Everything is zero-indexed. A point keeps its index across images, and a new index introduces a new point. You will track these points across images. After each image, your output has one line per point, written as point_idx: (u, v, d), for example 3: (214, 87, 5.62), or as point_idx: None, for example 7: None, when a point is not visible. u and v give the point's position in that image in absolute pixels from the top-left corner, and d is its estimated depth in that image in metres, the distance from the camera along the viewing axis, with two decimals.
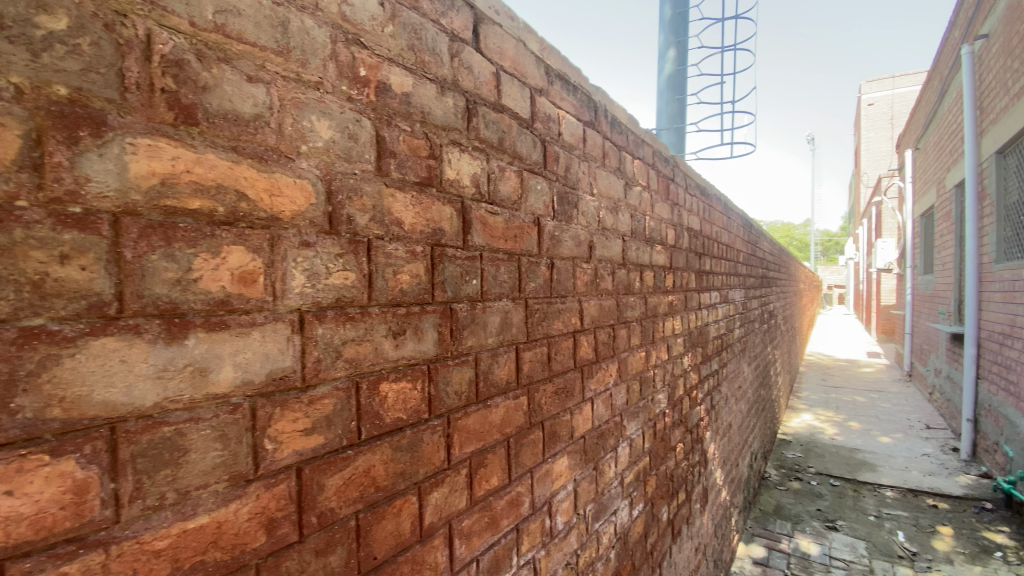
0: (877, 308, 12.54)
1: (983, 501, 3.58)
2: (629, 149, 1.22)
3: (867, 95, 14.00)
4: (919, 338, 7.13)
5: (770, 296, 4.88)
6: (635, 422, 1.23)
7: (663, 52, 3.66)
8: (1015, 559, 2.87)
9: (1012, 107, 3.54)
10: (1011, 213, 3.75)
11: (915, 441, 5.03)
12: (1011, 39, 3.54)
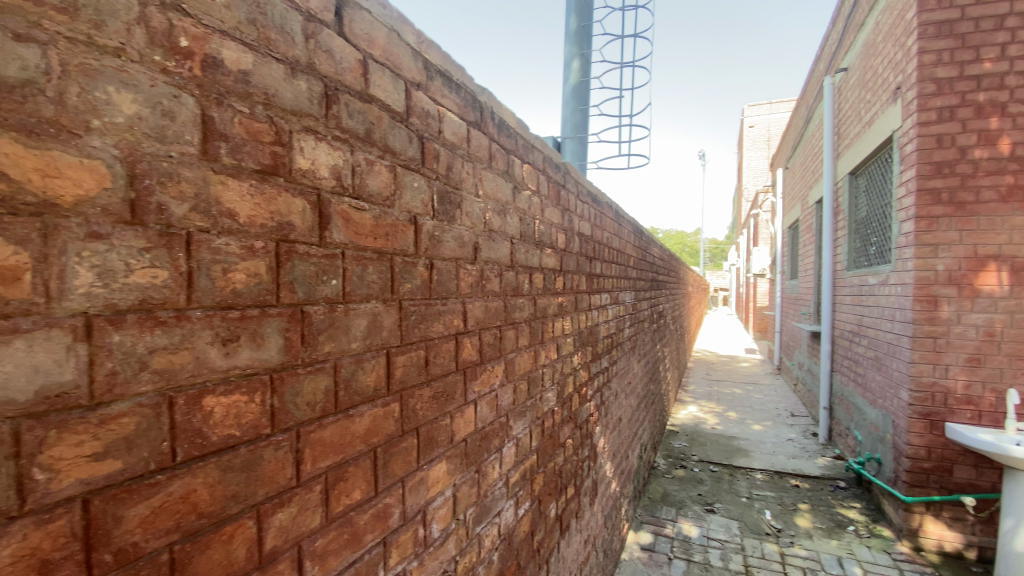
0: (753, 309, 13.98)
1: (838, 480, 4.14)
2: (518, 153, 1.23)
3: (749, 117, 15.49)
4: (786, 336, 8.04)
5: (660, 298, 5.24)
6: (521, 422, 1.24)
7: (568, 62, 3.77)
8: (865, 532, 3.31)
9: (864, 134, 4.12)
10: (861, 227, 4.36)
11: (780, 427, 5.67)
12: (865, 75, 4.11)
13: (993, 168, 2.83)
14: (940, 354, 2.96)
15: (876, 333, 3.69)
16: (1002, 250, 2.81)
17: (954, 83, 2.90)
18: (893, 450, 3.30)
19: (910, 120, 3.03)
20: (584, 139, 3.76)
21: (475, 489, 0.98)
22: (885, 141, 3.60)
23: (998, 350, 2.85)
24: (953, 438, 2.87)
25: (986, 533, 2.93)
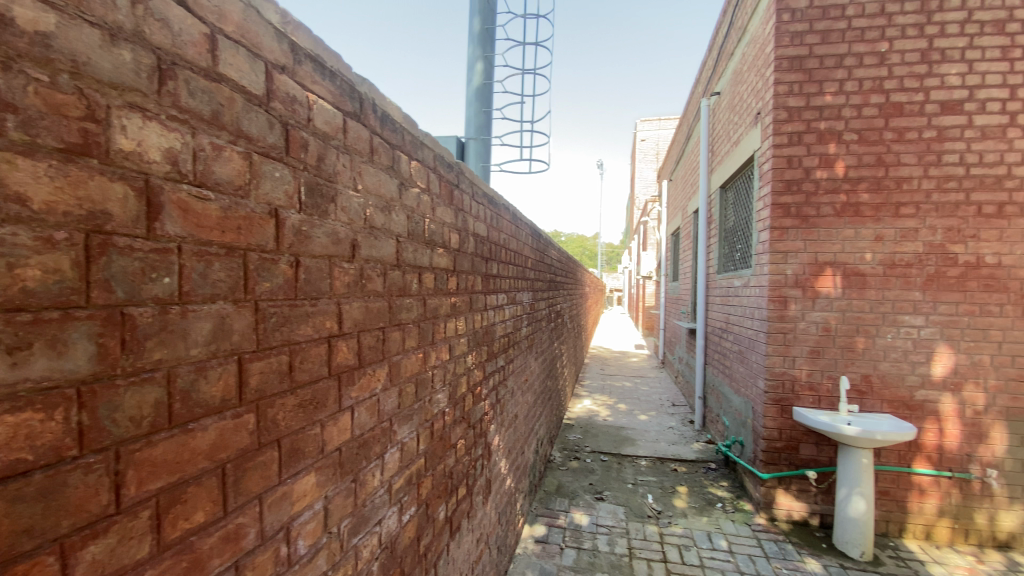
0: (643, 309, 15.02)
1: (709, 461, 4.59)
2: (405, 150, 1.19)
3: (641, 131, 16.60)
4: (670, 333, 8.74)
5: (558, 298, 5.44)
6: (407, 425, 1.21)
7: (472, 64, 3.78)
8: (730, 507, 3.70)
9: (732, 152, 4.61)
10: (729, 236, 4.88)
11: (663, 417, 6.15)
12: (734, 99, 4.60)
13: (830, 188, 3.30)
14: (789, 347, 3.40)
15: (740, 330, 4.14)
16: (837, 257, 3.30)
17: (802, 111, 3.34)
18: (753, 432, 3.73)
19: (768, 142, 3.44)
20: (487, 140, 3.77)
21: (352, 498, 0.94)
22: (748, 160, 4.07)
23: (832, 342, 3.34)
24: (801, 420, 3.25)
25: (825, 500, 3.42)
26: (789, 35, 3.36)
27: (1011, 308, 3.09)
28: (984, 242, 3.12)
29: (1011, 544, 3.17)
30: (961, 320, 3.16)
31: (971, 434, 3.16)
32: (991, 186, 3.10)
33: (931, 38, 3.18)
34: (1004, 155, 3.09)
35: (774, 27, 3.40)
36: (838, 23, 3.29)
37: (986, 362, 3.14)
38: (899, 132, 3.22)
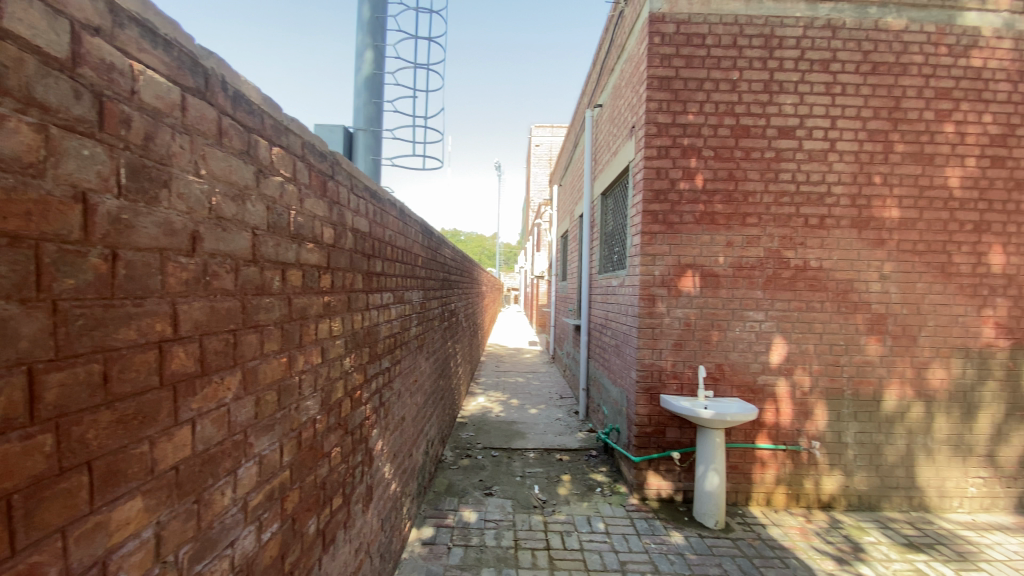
0: (537, 307, 15.51)
1: (590, 449, 4.88)
2: (264, 134, 1.10)
3: (536, 136, 17.11)
4: (559, 330, 9.13)
5: (451, 296, 5.41)
6: (267, 436, 1.12)
7: (360, 52, 3.59)
8: (607, 491, 3.96)
9: (612, 161, 4.95)
10: (609, 239, 5.23)
11: (551, 409, 6.41)
12: (613, 112, 4.94)
13: (691, 198, 3.68)
14: (657, 340, 3.73)
15: (618, 326, 4.45)
16: (696, 260, 3.69)
17: (669, 127, 3.68)
18: (627, 420, 4.03)
19: (641, 153, 3.74)
20: (377, 133, 3.61)
21: (194, 521, 0.84)
22: (624, 170, 4.39)
23: (692, 335, 3.72)
24: (666, 407, 3.58)
25: (687, 478, 3.80)
26: (659, 57, 3.68)
27: (829, 304, 3.68)
28: (810, 249, 3.68)
29: (832, 504, 3.77)
30: (792, 315, 3.70)
31: (800, 411, 3.71)
32: (815, 201, 3.67)
33: (772, 71, 3.67)
34: (825, 176, 3.67)
35: (647, 47, 3.70)
36: (699, 50, 3.67)
37: (810, 350, 3.70)
38: (747, 151, 3.68)
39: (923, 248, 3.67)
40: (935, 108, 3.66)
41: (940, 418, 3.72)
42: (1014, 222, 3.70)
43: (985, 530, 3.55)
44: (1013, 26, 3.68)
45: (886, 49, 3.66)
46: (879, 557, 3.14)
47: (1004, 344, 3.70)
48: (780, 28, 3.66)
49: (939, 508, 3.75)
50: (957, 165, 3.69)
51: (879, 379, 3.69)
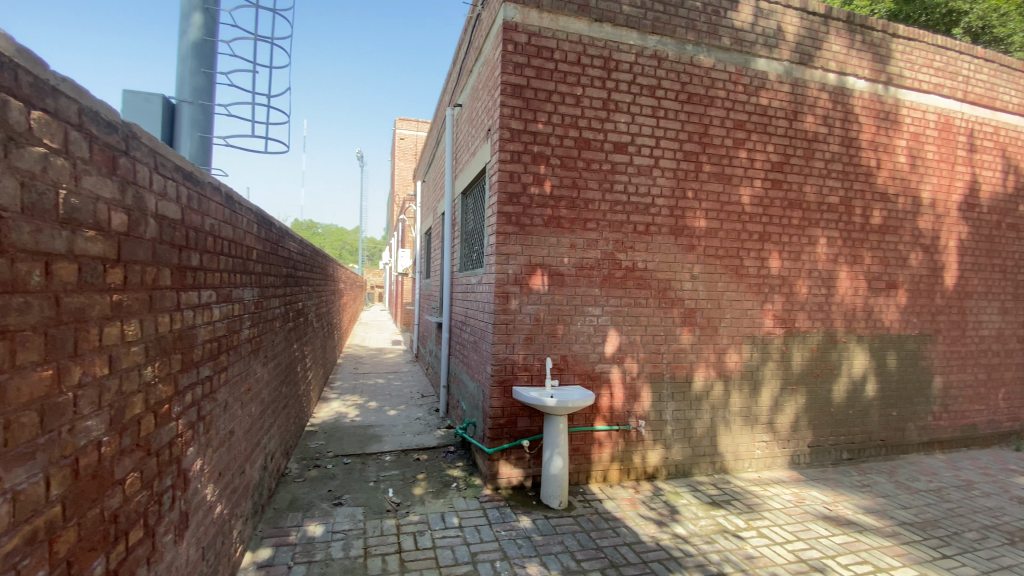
0: (401, 305, 15.14)
1: (448, 445, 4.90)
2: (18, 96, 0.91)
3: (400, 129, 16.61)
4: (421, 329, 9.01)
5: (297, 295, 4.98)
6: (25, 467, 0.94)
7: (186, 13, 3.10)
8: (463, 485, 4.02)
9: (470, 162, 5.02)
10: (468, 238, 5.31)
11: (411, 409, 6.30)
12: (472, 113, 5.00)
13: (540, 202, 3.90)
14: (509, 335, 3.89)
15: (474, 323, 4.53)
16: (545, 260, 3.93)
17: (520, 133, 3.85)
18: (482, 414, 4.12)
19: (495, 156, 3.85)
20: (207, 107, 3.12)
21: None
22: (482, 171, 4.49)
23: (541, 330, 3.95)
24: (517, 398, 3.74)
25: (536, 464, 4.03)
26: (512, 64, 3.82)
27: (653, 301, 4.21)
28: (638, 252, 4.16)
29: (655, 475, 4.32)
30: (624, 310, 4.15)
31: (629, 395, 4.18)
32: (642, 211, 4.16)
33: (610, 90, 4.06)
34: (651, 189, 4.17)
35: (501, 54, 3.81)
36: (548, 63, 3.90)
37: (638, 341, 4.19)
38: (588, 162, 4.01)
39: (723, 253, 4.39)
40: (734, 136, 4.40)
41: (735, 394, 4.48)
42: (786, 234, 4.60)
43: (765, 483, 4.38)
44: (788, 75, 4.58)
45: (699, 82, 4.29)
46: (689, 516, 3.68)
47: (778, 332, 4.60)
48: (616, 52, 4.05)
49: (734, 469, 4.53)
50: (747, 185, 4.47)
51: (690, 364, 4.34)
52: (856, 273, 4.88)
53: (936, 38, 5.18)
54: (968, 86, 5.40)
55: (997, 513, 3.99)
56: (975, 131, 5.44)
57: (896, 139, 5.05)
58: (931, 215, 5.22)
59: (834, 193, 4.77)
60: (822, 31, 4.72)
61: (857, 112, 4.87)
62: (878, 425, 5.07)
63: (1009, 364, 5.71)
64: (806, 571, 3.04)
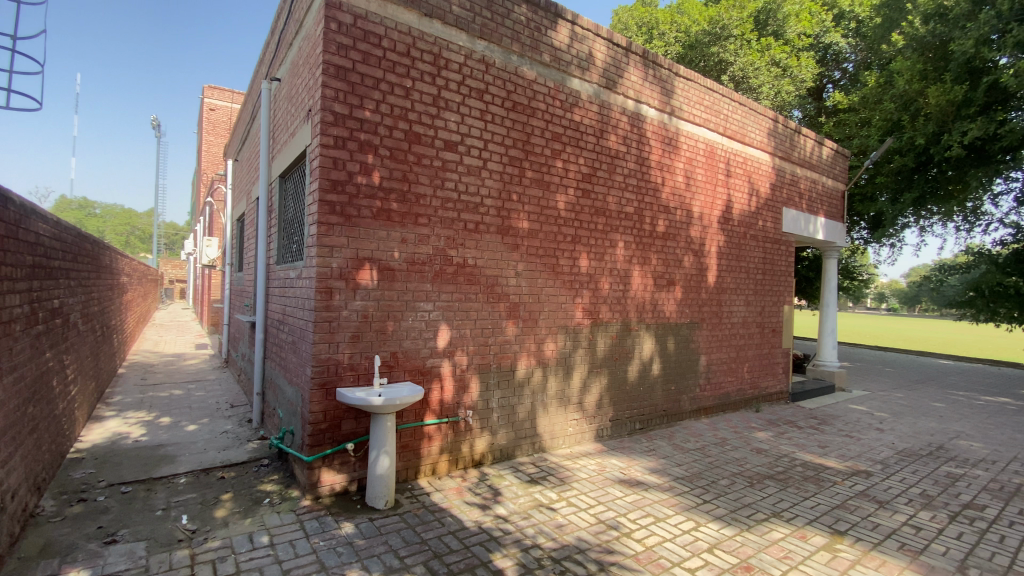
0: (207, 303, 13.16)
1: (262, 458, 4.42)
2: None
3: (208, 98, 14.32)
4: (233, 330, 7.95)
5: (53, 291, 3.98)
6: None
7: None
8: (277, 500, 3.67)
9: (288, 142, 4.59)
10: (286, 227, 4.87)
11: (216, 422, 5.51)
12: (291, 89, 4.57)
13: (367, 193, 3.75)
14: (333, 334, 3.65)
15: (293, 321, 4.15)
16: (372, 254, 3.78)
17: (345, 119, 3.65)
18: (301, 420, 3.80)
19: (316, 140, 3.59)
20: None
21: None
22: (300, 154, 4.15)
23: (369, 327, 3.80)
24: (341, 400, 3.51)
25: (362, 466, 3.88)
26: (335, 45, 3.60)
27: (481, 296, 4.38)
28: (467, 249, 4.28)
29: (481, 462, 4.51)
30: (454, 305, 4.23)
31: (458, 386, 4.28)
32: (471, 209, 4.29)
33: (439, 88, 4.08)
34: (479, 188, 4.33)
35: (323, 31, 3.55)
36: (376, 49, 3.76)
37: (466, 335, 4.31)
38: (418, 157, 3.98)
39: (543, 252, 4.78)
40: (551, 147, 4.81)
41: (552, 378, 4.93)
42: (594, 237, 5.21)
43: (575, 457, 4.91)
44: (597, 96, 5.20)
45: (523, 92, 4.60)
46: (510, 497, 3.94)
47: (586, 323, 5.20)
48: (446, 51, 4.10)
49: (551, 447, 4.98)
50: (563, 192, 4.94)
51: (514, 354, 4.63)
52: (646, 271, 5.76)
53: (704, 81, 6.37)
54: (725, 123, 6.75)
55: (738, 461, 5.11)
56: (729, 160, 6.84)
57: (676, 162, 6.09)
58: (699, 225, 6.44)
59: (630, 204, 5.57)
60: (623, 62, 5.46)
61: (649, 136, 5.76)
62: (661, 398, 6.09)
63: (749, 344, 7.35)
64: (604, 530, 3.50)
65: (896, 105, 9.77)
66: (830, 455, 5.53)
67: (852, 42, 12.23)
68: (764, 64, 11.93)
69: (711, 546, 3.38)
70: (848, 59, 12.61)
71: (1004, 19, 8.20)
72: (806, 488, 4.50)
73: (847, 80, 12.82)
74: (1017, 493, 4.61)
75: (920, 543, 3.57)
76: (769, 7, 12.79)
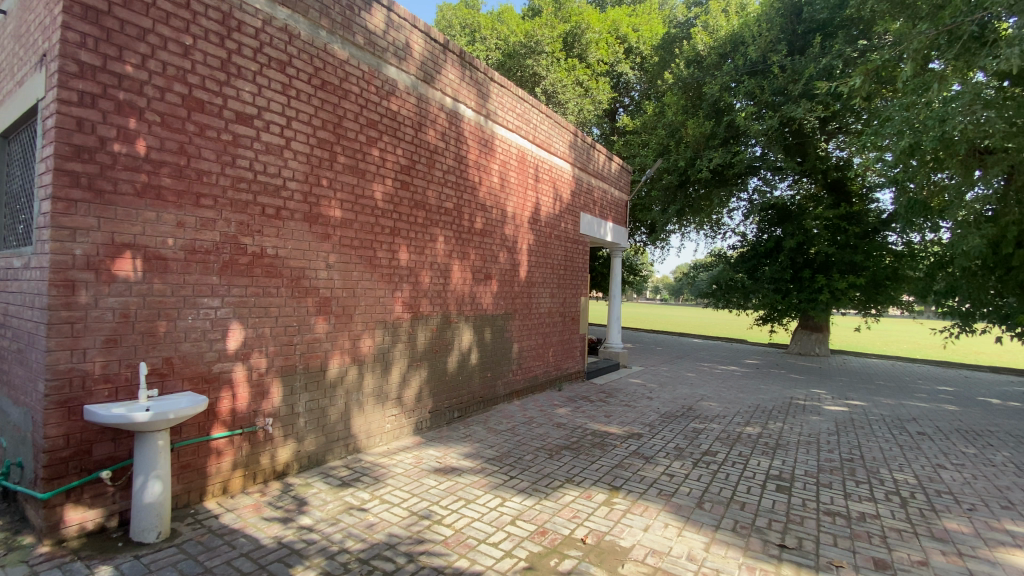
0: None
1: None
2: None
3: None
4: None
5: None
6: None
7: None
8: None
9: (14, 93, 3.48)
10: (11, 202, 3.70)
11: None
12: (18, 23, 3.46)
13: (129, 165, 3.05)
14: (78, 339, 2.89)
15: (21, 323, 3.18)
16: (136, 240, 3.09)
17: (97, 72, 2.92)
18: (32, 450, 2.94)
19: (52, 91, 2.79)
20: None
21: None
22: (30, 109, 3.18)
23: (132, 328, 3.10)
24: (89, 419, 2.79)
25: (125, 496, 3.17)
26: None
27: (283, 290, 3.93)
28: (266, 237, 3.80)
29: (285, 472, 4.08)
30: (249, 301, 3.71)
31: (256, 393, 3.79)
32: (271, 192, 3.81)
33: (229, 52, 3.54)
34: (282, 171, 3.88)
35: None
36: None
37: (266, 333, 3.83)
38: (201, 127, 3.39)
39: (358, 244, 4.52)
40: (366, 134, 4.57)
41: (368, 375, 4.70)
42: (413, 230, 5.14)
43: (392, 453, 4.79)
44: (414, 88, 5.11)
45: (333, 72, 4.27)
46: (317, 504, 3.65)
47: (406, 317, 5.09)
48: (239, 12, 3.58)
49: (366, 446, 4.75)
50: (380, 182, 4.73)
51: (325, 352, 4.28)
52: (464, 266, 5.90)
53: (517, 90, 6.75)
54: (535, 132, 7.28)
55: (543, 437, 5.60)
56: (538, 166, 7.41)
57: (492, 163, 6.36)
58: (513, 224, 6.86)
59: (449, 199, 5.63)
60: (441, 58, 5.46)
61: (466, 135, 5.90)
62: (478, 386, 6.33)
63: (554, 331, 8.12)
64: (415, 521, 3.50)
65: (666, 132, 11.89)
66: (615, 423, 6.46)
67: (637, 75, 14.59)
68: (570, 83, 13.30)
69: (514, 517, 3.64)
70: (634, 88, 14.92)
71: (738, 72, 10.90)
72: (596, 454, 5.16)
73: (633, 107, 15.16)
74: (737, 438, 6.00)
75: (673, 487, 4.39)
76: (575, 31, 14.00)
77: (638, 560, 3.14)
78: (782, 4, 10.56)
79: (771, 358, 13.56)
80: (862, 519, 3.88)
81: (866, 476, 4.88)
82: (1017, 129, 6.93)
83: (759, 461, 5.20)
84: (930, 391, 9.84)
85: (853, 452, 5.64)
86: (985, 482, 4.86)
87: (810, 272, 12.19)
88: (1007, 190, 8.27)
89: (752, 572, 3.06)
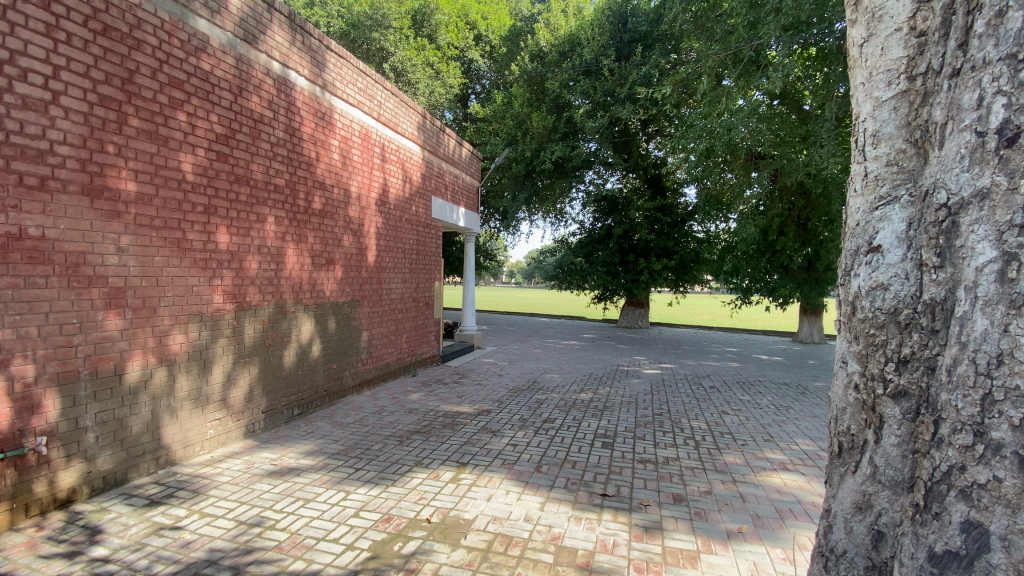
0: None
1: None
2: None
3: None
4: None
5: None
6: None
7: None
8: None
9: None
10: None
11: None
12: None
13: None
14: None
15: None
16: None
17: None
18: None
19: None
20: None
21: None
22: None
23: None
24: None
25: None
26: None
27: (55, 280, 3.16)
28: (26, 213, 3.00)
29: (71, 499, 3.31)
30: (2, 294, 2.91)
31: (21, 409, 2.99)
32: (32, 157, 3.03)
33: None
34: (50, 131, 3.10)
35: None
36: None
37: (33, 334, 3.05)
38: None
39: (160, 224, 3.83)
40: (167, 94, 3.87)
41: (181, 378, 4.06)
42: (234, 210, 4.54)
43: (217, 461, 4.23)
44: (231, 47, 4.47)
45: (119, 16, 3.50)
46: (116, 531, 3.07)
47: (228, 308, 4.50)
48: None
49: (184, 457, 4.12)
50: (188, 152, 4.06)
51: (120, 353, 3.57)
52: (301, 250, 5.41)
53: (357, 63, 6.31)
54: (380, 110, 6.93)
55: (393, 425, 5.47)
56: (384, 146, 7.10)
57: (330, 138, 5.89)
58: (357, 206, 6.49)
59: (280, 175, 5.09)
60: (265, 17, 4.86)
61: (299, 106, 5.36)
62: (322, 379, 5.91)
63: (406, 318, 7.95)
64: (244, 531, 3.16)
65: (513, 123, 12.36)
66: (465, 403, 6.60)
67: (486, 63, 14.78)
68: (420, 62, 12.97)
69: (358, 509, 3.51)
70: (484, 76, 15.07)
71: (576, 71, 11.75)
72: (445, 435, 5.20)
73: (483, 94, 15.34)
74: (573, 405, 6.56)
75: (515, 456, 4.65)
76: (423, 9, 13.60)
77: (480, 529, 3.27)
78: (611, 12, 11.51)
79: (605, 332, 15.12)
80: (666, 463, 4.58)
81: (672, 427, 5.76)
82: (781, 140, 8.64)
83: (590, 423, 5.79)
84: (721, 352, 11.91)
85: (665, 408, 6.59)
86: (754, 422, 6.06)
87: (634, 256, 13.78)
88: (773, 190, 10.34)
89: (579, 522, 3.39)
